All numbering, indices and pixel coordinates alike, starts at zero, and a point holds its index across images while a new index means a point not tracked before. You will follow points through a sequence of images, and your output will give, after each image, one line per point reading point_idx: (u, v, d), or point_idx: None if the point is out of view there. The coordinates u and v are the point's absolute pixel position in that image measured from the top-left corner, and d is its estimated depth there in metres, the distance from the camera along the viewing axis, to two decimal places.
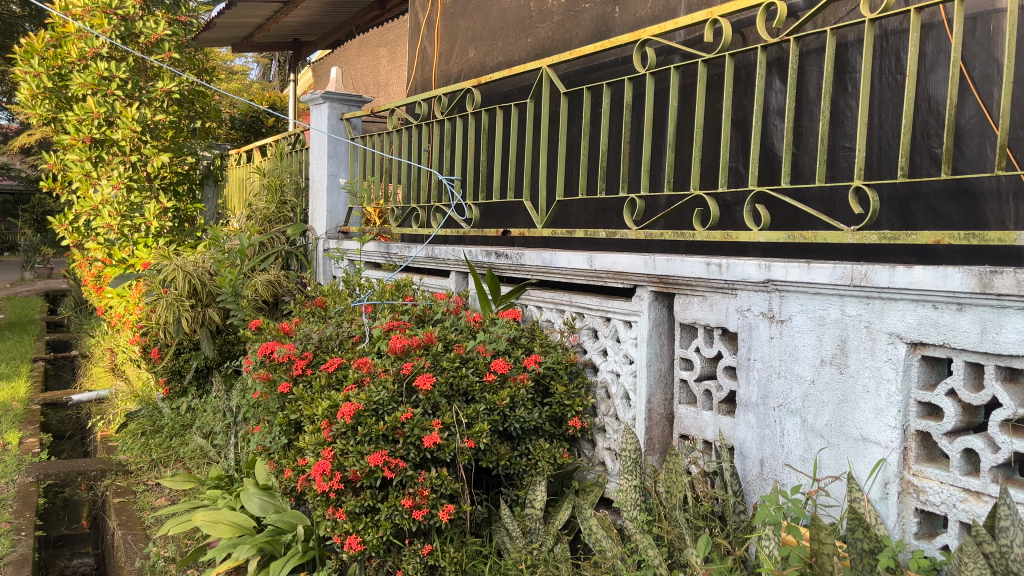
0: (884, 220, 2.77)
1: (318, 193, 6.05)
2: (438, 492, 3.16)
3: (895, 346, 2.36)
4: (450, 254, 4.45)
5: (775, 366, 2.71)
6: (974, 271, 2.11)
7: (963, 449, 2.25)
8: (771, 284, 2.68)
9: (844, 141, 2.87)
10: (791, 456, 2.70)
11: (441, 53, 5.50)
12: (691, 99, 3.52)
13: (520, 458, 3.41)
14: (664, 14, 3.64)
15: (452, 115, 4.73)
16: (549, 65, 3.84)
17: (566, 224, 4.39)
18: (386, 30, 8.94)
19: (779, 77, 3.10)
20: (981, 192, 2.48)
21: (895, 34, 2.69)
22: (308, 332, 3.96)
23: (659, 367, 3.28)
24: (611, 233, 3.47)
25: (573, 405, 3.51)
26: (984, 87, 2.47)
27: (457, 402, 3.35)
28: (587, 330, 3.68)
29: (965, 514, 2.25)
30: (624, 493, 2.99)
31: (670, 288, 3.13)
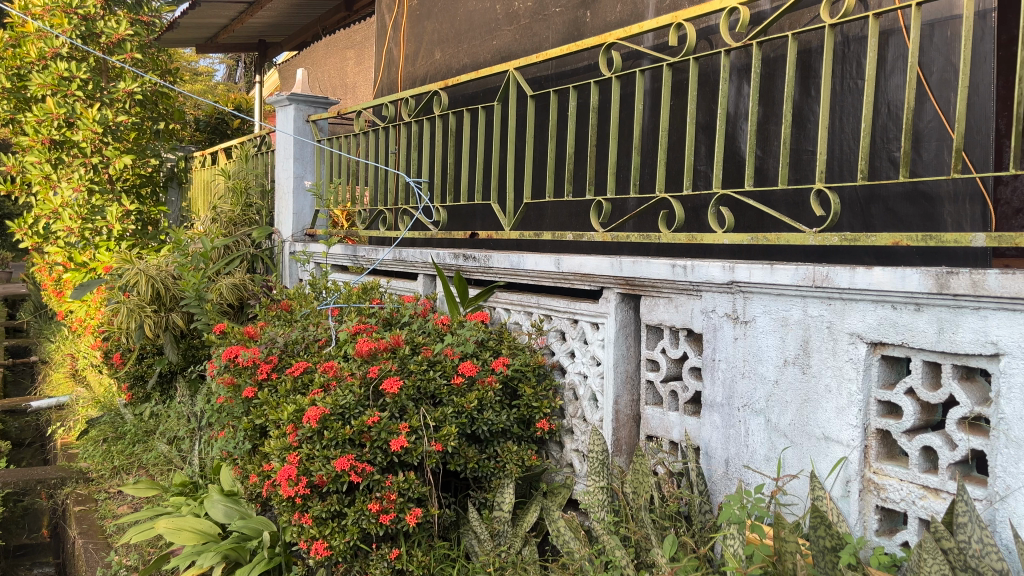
0: (845, 222, 2.81)
1: (284, 196, 5.99)
2: (405, 496, 3.15)
3: (855, 346, 2.40)
4: (417, 257, 4.44)
5: (739, 366, 2.75)
6: (931, 272, 2.15)
7: (921, 447, 2.29)
8: (735, 285, 2.72)
9: (807, 145, 2.90)
10: (755, 456, 2.72)
11: (407, 56, 5.47)
12: (657, 103, 3.54)
13: (488, 461, 3.41)
14: (631, 19, 3.67)
15: (419, 118, 4.72)
16: (516, 68, 3.84)
17: (536, 226, 4.33)
18: (353, 32, 8.88)
19: (744, 82, 3.13)
20: (938, 195, 2.53)
21: (857, 41, 2.74)
22: (273, 335, 3.93)
23: (626, 368, 3.30)
24: (578, 235, 3.48)
25: (541, 407, 3.51)
26: (941, 93, 2.52)
27: (424, 405, 3.33)
28: (555, 333, 3.69)
29: (923, 511, 2.28)
30: (592, 494, 3.01)
31: (636, 290, 3.16)
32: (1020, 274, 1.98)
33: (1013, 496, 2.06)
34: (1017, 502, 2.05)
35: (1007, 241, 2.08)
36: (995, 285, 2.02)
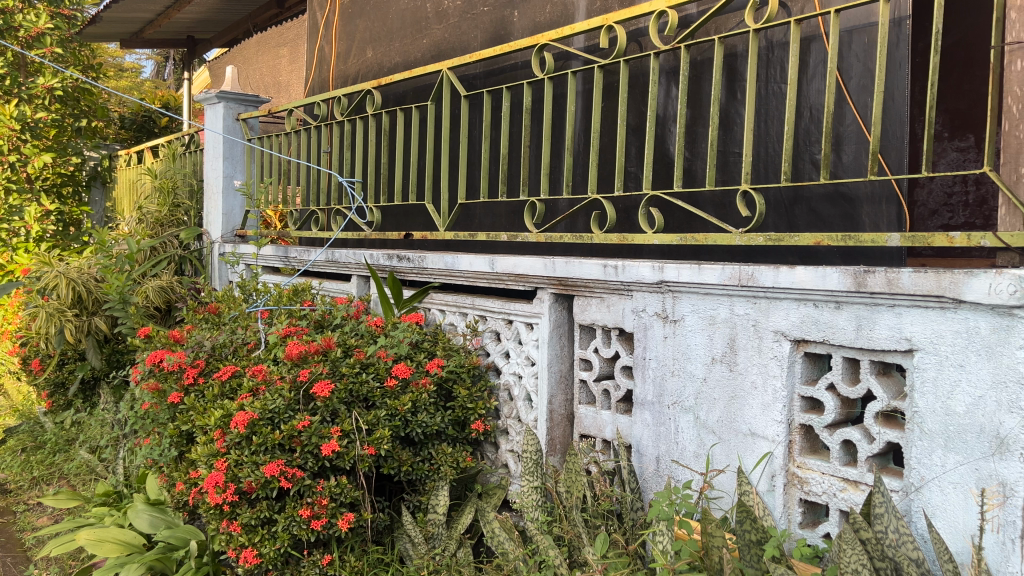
0: (770, 223, 2.86)
1: (213, 195, 5.84)
2: (337, 501, 3.11)
3: (780, 344, 2.46)
4: (350, 258, 4.39)
5: (669, 365, 2.80)
6: (849, 271, 2.21)
7: (842, 441, 2.36)
8: (664, 285, 2.77)
9: (733, 147, 2.95)
10: (685, 452, 2.77)
11: (338, 54, 5.40)
12: (588, 104, 3.56)
13: (422, 463, 3.38)
14: (561, 20, 3.68)
15: (351, 117, 4.66)
16: (449, 68, 3.83)
17: (468, 227, 4.29)
18: (284, 30, 8.73)
19: (673, 85, 3.17)
20: (857, 196, 2.60)
21: (780, 46, 2.79)
22: (200, 339, 3.83)
23: (560, 367, 3.32)
24: (512, 235, 3.49)
25: (476, 409, 3.49)
26: (860, 98, 2.60)
27: (357, 408, 3.29)
28: (490, 333, 3.69)
29: (844, 503, 2.35)
30: (526, 495, 3.02)
31: (569, 290, 3.17)
32: (932, 272, 2.05)
33: (927, 486, 2.14)
34: (931, 493, 2.13)
35: (920, 241, 2.16)
36: (909, 283, 2.09)
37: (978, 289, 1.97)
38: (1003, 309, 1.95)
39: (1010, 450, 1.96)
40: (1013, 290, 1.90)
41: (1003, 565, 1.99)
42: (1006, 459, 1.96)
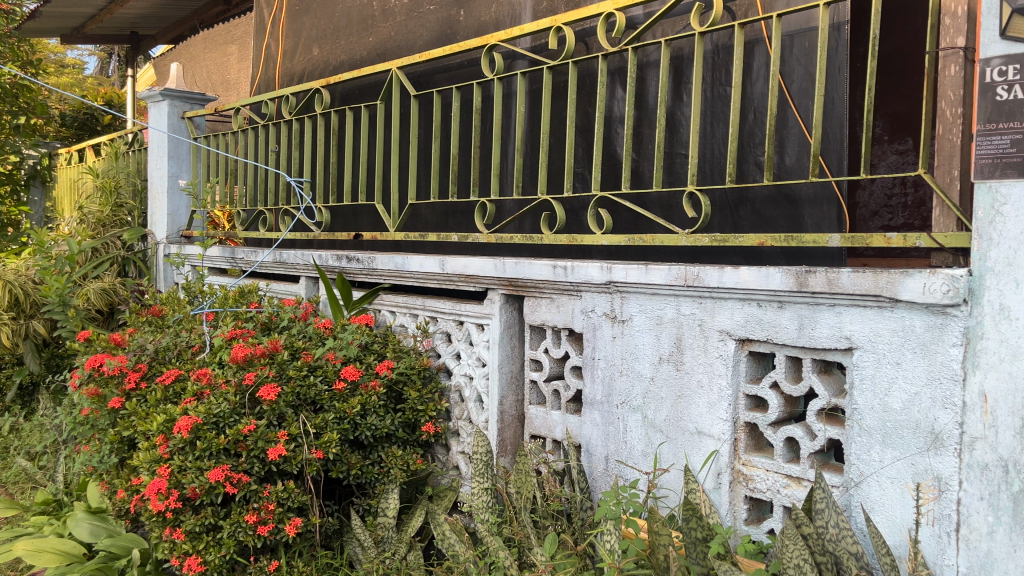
0: (715, 224, 2.90)
1: (157, 196, 5.71)
2: (284, 506, 3.06)
3: (725, 343, 2.49)
4: (298, 259, 4.33)
5: (617, 364, 2.82)
6: (791, 271, 2.25)
7: (785, 438, 2.40)
8: (612, 285, 2.78)
9: (679, 148, 2.98)
10: (633, 451, 2.79)
11: (285, 51, 5.32)
12: (536, 105, 3.56)
13: (371, 466, 3.34)
14: (508, 20, 3.69)
15: (299, 116, 4.60)
16: (399, 67, 3.82)
17: (415, 228, 4.25)
18: (232, 26, 8.59)
19: (620, 86, 3.18)
20: (800, 198, 2.64)
21: (725, 49, 2.82)
22: (142, 342, 3.74)
23: (511, 368, 3.31)
24: (462, 236, 3.48)
25: (426, 411, 3.48)
26: (802, 101, 2.64)
27: (304, 412, 3.25)
28: (441, 334, 3.67)
29: (787, 499, 2.39)
30: (477, 496, 3.00)
31: (519, 291, 3.18)
32: (869, 271, 2.10)
33: (866, 481, 2.18)
34: (870, 488, 2.17)
35: (858, 242, 2.21)
36: (848, 282, 2.14)
37: (914, 288, 2.02)
38: (938, 308, 2.00)
39: (944, 445, 2.01)
40: (946, 290, 1.96)
41: (939, 558, 2.05)
42: (941, 454, 2.02)
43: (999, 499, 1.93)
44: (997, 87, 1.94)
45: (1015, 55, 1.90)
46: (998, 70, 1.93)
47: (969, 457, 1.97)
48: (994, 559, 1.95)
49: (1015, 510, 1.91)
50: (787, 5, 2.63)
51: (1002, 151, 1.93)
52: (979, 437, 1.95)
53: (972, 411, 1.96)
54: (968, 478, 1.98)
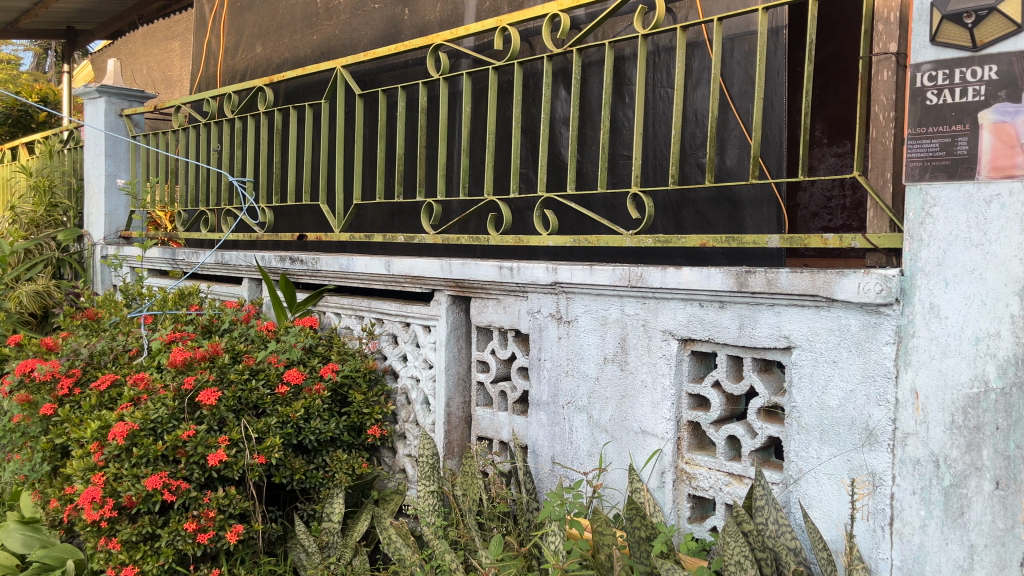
0: (658, 225, 2.92)
1: (94, 195, 5.54)
2: (225, 513, 2.98)
3: (668, 343, 2.51)
4: (241, 260, 4.25)
5: (563, 365, 2.82)
6: (732, 271, 2.28)
7: (727, 436, 2.43)
8: (558, 286, 2.79)
9: (622, 150, 2.99)
10: (579, 452, 2.80)
11: (226, 48, 5.22)
12: (481, 104, 3.55)
13: (316, 471, 3.29)
14: (452, 20, 3.67)
15: (242, 114, 4.51)
16: (343, 65, 3.84)
17: (361, 229, 4.17)
18: (173, 23, 8.40)
19: (564, 87, 3.19)
20: (740, 199, 2.68)
21: (666, 51, 2.85)
22: (76, 346, 3.62)
23: (458, 370, 3.29)
24: (408, 237, 3.46)
25: (372, 414, 3.43)
26: (741, 104, 2.67)
27: (246, 416, 3.17)
28: (386, 336, 3.63)
29: (729, 496, 2.42)
30: (423, 500, 2.96)
31: (465, 292, 3.17)
32: (807, 272, 2.13)
33: (804, 478, 2.22)
34: (808, 484, 2.21)
35: (796, 243, 2.25)
36: (786, 283, 2.17)
37: (849, 288, 2.06)
38: (872, 307, 2.05)
39: (878, 441, 2.06)
40: (880, 289, 2.01)
41: (874, 551, 2.09)
42: (875, 450, 2.07)
43: (931, 493, 1.98)
44: (927, 92, 1.99)
45: (944, 61, 1.95)
46: (928, 75, 1.98)
47: (902, 452, 2.02)
48: (926, 552, 2.00)
49: (946, 503, 1.96)
50: (726, 9, 2.67)
51: (932, 153, 1.98)
52: (911, 432, 2.00)
53: (904, 408, 2.02)
54: (901, 473, 2.03)
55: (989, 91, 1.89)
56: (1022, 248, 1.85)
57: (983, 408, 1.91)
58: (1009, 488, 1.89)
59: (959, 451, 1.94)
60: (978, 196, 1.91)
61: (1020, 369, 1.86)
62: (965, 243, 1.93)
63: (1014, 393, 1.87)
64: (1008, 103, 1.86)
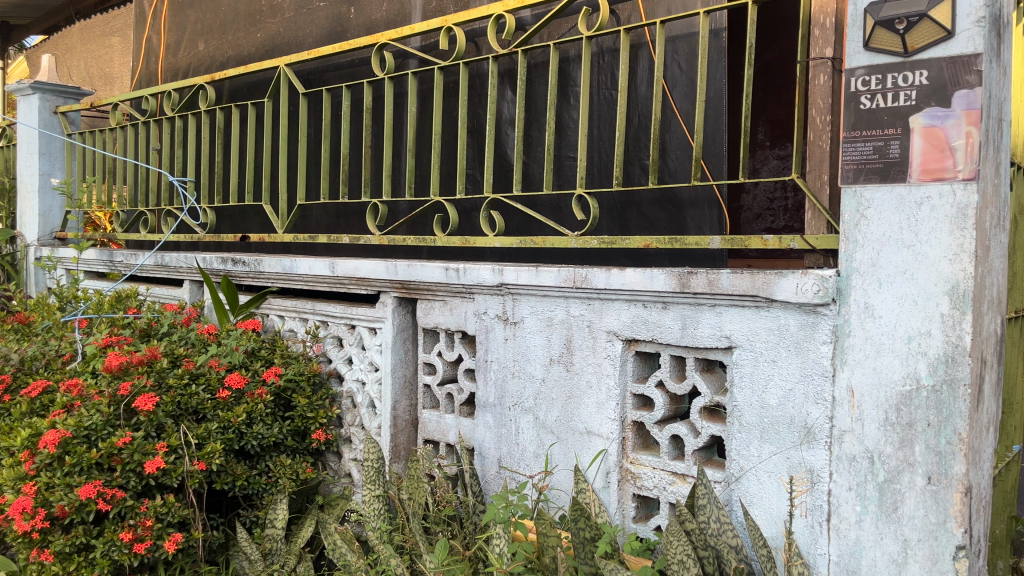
0: (604, 226, 2.93)
1: (27, 195, 5.35)
2: (163, 521, 2.88)
3: (613, 344, 2.52)
4: (181, 262, 4.14)
5: (510, 367, 2.81)
6: (674, 272, 2.31)
7: (671, 436, 2.45)
8: (504, 287, 2.78)
9: (568, 151, 3.00)
10: (525, 453, 2.79)
11: (167, 45, 5.09)
12: (427, 105, 3.52)
13: (258, 477, 3.21)
14: (398, 19, 3.64)
15: (183, 113, 4.41)
16: (287, 64, 3.79)
17: (306, 230, 4.09)
18: (112, 18, 8.17)
19: (509, 87, 3.18)
20: (683, 201, 2.71)
21: (610, 52, 2.87)
22: (5, 351, 3.49)
23: (404, 372, 3.26)
24: (354, 239, 3.42)
25: (317, 418, 3.37)
26: (684, 106, 2.70)
27: (185, 422, 3.09)
28: (331, 339, 3.58)
29: (673, 495, 2.44)
30: (367, 505, 2.92)
31: (411, 293, 3.14)
32: (747, 273, 2.17)
33: (746, 476, 2.25)
34: (749, 482, 2.24)
35: (737, 244, 2.28)
36: (727, 283, 2.20)
37: (787, 289, 2.10)
38: (809, 307, 2.09)
39: (816, 439, 2.10)
40: (817, 290, 2.05)
41: (813, 547, 2.13)
42: (813, 447, 2.11)
43: (866, 489, 2.03)
44: (861, 96, 2.03)
45: (876, 66, 2.00)
46: (862, 80, 2.03)
47: (839, 449, 2.07)
48: (862, 547, 2.05)
49: (880, 498, 2.01)
50: (669, 12, 2.69)
51: (865, 156, 2.03)
52: (848, 430, 2.05)
53: (841, 406, 2.06)
54: (838, 470, 2.07)
55: (920, 96, 1.93)
56: (951, 249, 1.89)
57: (915, 406, 1.95)
58: (941, 484, 1.92)
59: (892, 447, 1.99)
60: (909, 198, 1.96)
61: (950, 367, 1.90)
62: (898, 244, 1.98)
63: (945, 390, 1.90)
64: (938, 108, 1.91)
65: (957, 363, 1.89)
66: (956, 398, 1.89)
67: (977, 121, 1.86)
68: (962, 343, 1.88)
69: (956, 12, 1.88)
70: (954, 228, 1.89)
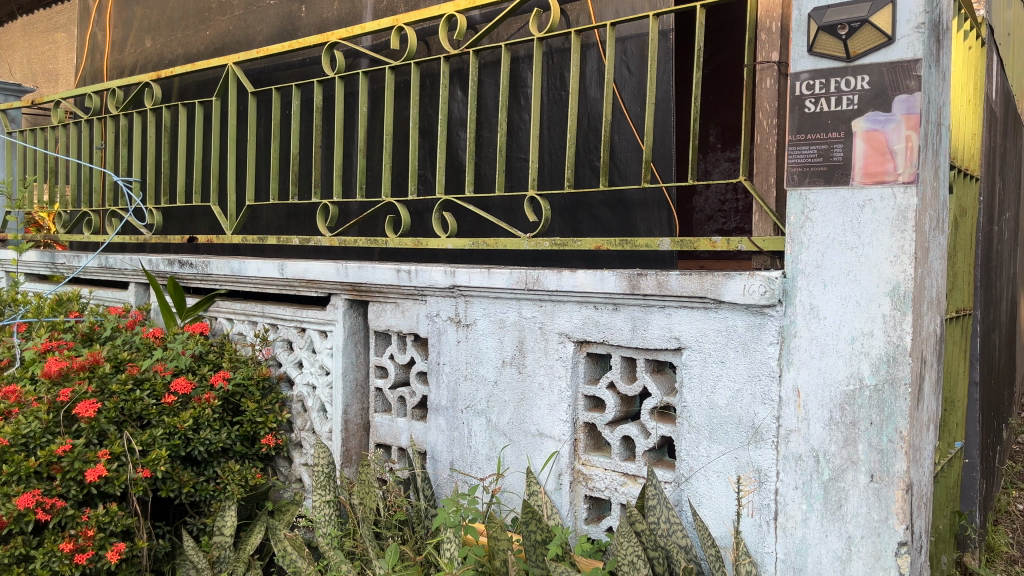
0: (555, 228, 2.93)
1: None
2: (106, 531, 2.77)
3: (564, 345, 2.52)
4: (125, 264, 4.04)
5: (462, 369, 2.80)
6: (624, 274, 2.32)
7: (622, 437, 2.46)
8: (456, 289, 2.77)
9: (519, 152, 2.99)
10: (477, 456, 2.78)
11: (112, 42, 4.96)
12: (379, 104, 3.48)
13: (206, 483, 3.14)
14: (349, 18, 3.60)
15: (128, 111, 4.30)
16: (235, 63, 3.71)
17: (255, 230, 4.01)
18: (56, 13, 7.95)
19: (460, 88, 3.16)
20: (633, 203, 2.72)
21: (560, 54, 2.87)
22: None
23: (355, 376, 3.22)
24: (303, 240, 3.37)
25: (266, 423, 3.31)
26: (634, 108, 2.71)
27: (129, 428, 3.00)
28: (281, 342, 3.52)
29: (624, 496, 2.44)
30: (317, 510, 2.86)
31: (362, 296, 3.11)
32: (696, 274, 2.19)
33: (695, 476, 2.26)
34: (699, 482, 2.26)
35: (686, 246, 2.30)
36: (676, 285, 2.22)
37: (735, 290, 2.12)
38: (757, 308, 2.11)
39: (763, 438, 2.13)
40: (764, 291, 2.08)
41: (760, 546, 2.15)
42: (761, 447, 2.13)
43: (812, 487, 2.06)
44: (806, 100, 2.06)
45: (820, 70, 2.03)
46: (806, 84, 2.06)
47: (785, 449, 2.10)
48: (808, 544, 2.07)
49: (825, 496, 2.04)
50: (619, 15, 2.70)
51: (810, 160, 2.06)
52: (793, 429, 2.08)
53: (787, 406, 2.09)
54: (784, 469, 2.10)
55: (862, 101, 1.97)
56: (892, 250, 1.93)
57: (858, 405, 1.99)
58: (883, 481, 1.95)
59: (837, 446, 2.02)
60: (852, 201, 1.99)
61: (891, 366, 1.94)
62: (841, 247, 2.01)
63: (886, 389, 1.94)
64: (879, 113, 1.95)
65: (898, 362, 1.93)
66: (897, 397, 1.93)
67: (916, 126, 1.90)
68: (903, 343, 1.92)
69: (896, 18, 1.92)
70: (895, 230, 1.93)
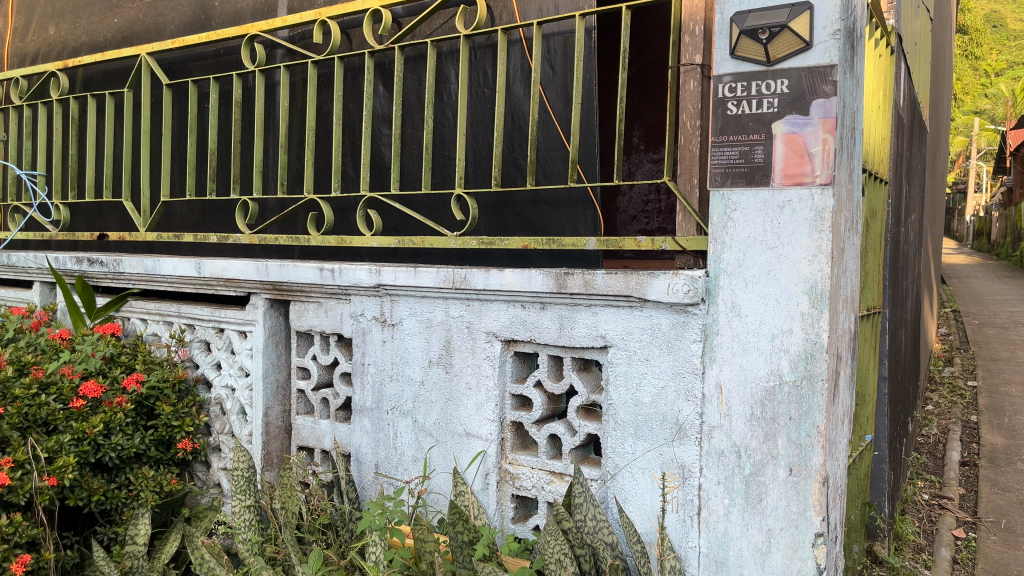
0: (481, 227, 2.92)
1: None
2: (9, 543, 2.58)
3: (491, 345, 2.51)
4: (29, 262, 3.84)
5: (388, 369, 2.75)
6: (551, 273, 2.33)
7: (548, 435, 2.47)
8: (381, 288, 2.72)
9: (444, 150, 2.97)
10: (403, 458, 2.75)
11: (14, 29, 4.70)
12: (298, 98, 3.39)
13: (118, 490, 2.99)
14: (266, 9, 3.50)
15: (32, 102, 4.08)
16: (148, 53, 3.57)
17: (169, 228, 3.86)
18: None
19: (382, 83, 3.11)
20: (558, 202, 2.72)
21: (483, 50, 2.86)
22: None
23: (277, 377, 3.14)
24: (222, 238, 3.27)
25: (182, 426, 3.17)
26: (559, 107, 2.72)
27: (34, 435, 2.83)
28: (198, 343, 3.40)
29: (550, 495, 2.46)
30: (237, 516, 2.76)
31: (284, 295, 3.03)
32: (621, 273, 2.21)
33: (621, 473, 2.29)
34: (624, 480, 2.28)
35: (612, 245, 2.32)
36: (602, 283, 2.24)
37: (659, 289, 2.15)
38: (680, 306, 2.15)
39: (687, 435, 2.16)
40: (687, 289, 2.11)
41: (684, 541, 2.19)
42: (684, 443, 2.17)
43: (734, 482, 2.10)
44: (728, 102, 2.10)
45: (742, 73, 2.08)
46: (729, 86, 2.10)
47: (708, 445, 2.14)
48: (730, 538, 2.11)
49: (746, 491, 2.09)
50: (542, 12, 2.71)
51: (732, 161, 2.10)
52: (716, 425, 2.12)
53: (710, 402, 2.13)
54: (707, 464, 2.14)
55: (781, 104, 2.02)
56: (810, 250, 1.99)
57: (778, 400, 2.04)
58: (801, 474, 2.01)
59: (757, 441, 2.07)
60: (772, 202, 2.04)
61: (809, 362, 1.99)
62: (762, 246, 2.06)
63: (805, 385, 2.00)
64: (797, 115, 2.01)
65: (816, 359, 1.98)
66: (815, 393, 1.99)
67: (832, 129, 1.97)
68: (820, 340, 1.98)
69: (813, 24, 1.98)
70: (813, 231, 1.99)
